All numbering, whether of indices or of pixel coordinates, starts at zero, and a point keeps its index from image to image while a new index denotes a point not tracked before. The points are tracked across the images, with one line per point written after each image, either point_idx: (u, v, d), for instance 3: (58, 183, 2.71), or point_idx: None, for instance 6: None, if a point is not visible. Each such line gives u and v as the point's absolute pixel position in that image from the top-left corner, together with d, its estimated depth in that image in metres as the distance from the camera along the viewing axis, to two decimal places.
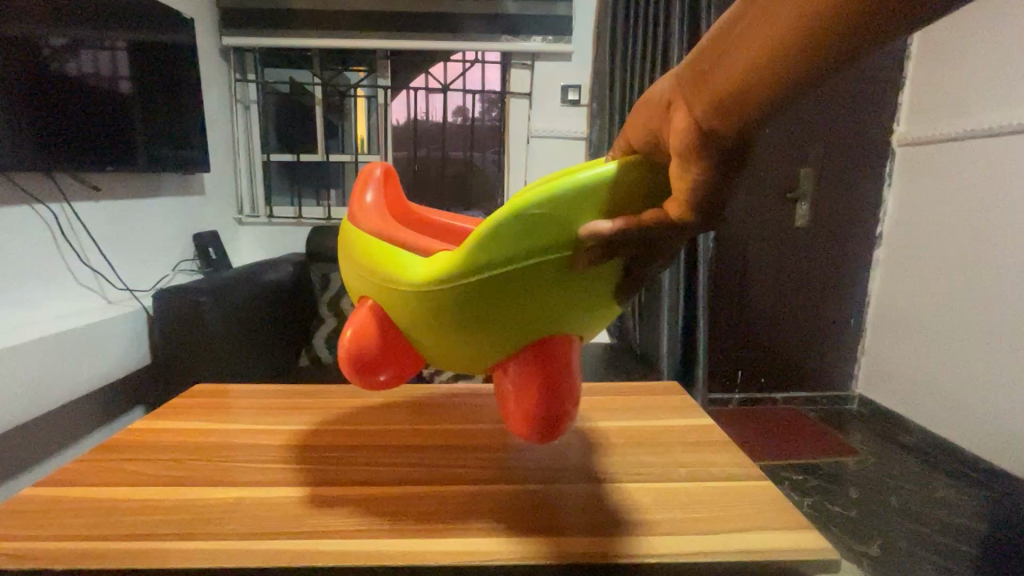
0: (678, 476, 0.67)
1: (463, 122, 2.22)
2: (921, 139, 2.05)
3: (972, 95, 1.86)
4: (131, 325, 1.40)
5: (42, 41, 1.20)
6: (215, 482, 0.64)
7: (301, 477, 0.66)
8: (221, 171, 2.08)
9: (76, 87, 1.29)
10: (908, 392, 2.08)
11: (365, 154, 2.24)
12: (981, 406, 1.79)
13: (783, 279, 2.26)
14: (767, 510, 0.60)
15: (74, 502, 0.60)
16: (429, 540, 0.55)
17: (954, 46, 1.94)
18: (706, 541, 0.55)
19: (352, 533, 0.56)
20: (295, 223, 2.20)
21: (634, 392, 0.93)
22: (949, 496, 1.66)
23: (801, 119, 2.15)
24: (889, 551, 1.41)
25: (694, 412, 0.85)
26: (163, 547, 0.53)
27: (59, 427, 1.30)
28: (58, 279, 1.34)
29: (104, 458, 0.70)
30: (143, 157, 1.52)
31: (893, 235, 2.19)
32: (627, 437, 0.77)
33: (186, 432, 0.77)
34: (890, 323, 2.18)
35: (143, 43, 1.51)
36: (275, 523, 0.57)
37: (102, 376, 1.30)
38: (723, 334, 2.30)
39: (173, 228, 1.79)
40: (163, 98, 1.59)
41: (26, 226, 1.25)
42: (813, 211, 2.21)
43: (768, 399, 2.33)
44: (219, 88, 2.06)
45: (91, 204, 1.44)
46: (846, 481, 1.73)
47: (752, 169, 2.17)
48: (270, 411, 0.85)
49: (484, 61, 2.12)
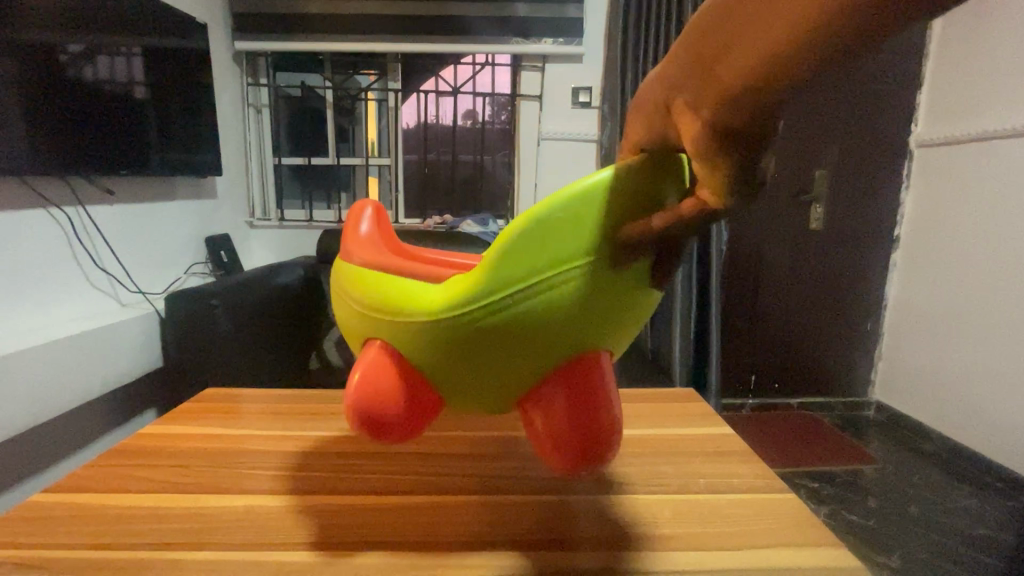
0: (699, 487, 0.65)
1: (473, 125, 2.20)
2: (939, 141, 2.01)
3: (992, 95, 1.82)
4: (143, 328, 1.40)
5: (61, 48, 1.21)
6: (224, 490, 0.63)
7: (311, 485, 0.64)
8: (233, 174, 2.09)
9: (93, 93, 1.30)
10: (927, 399, 2.04)
11: (375, 157, 2.24)
12: (1004, 414, 1.74)
13: (799, 284, 2.23)
14: (793, 525, 0.58)
15: (84, 509, 0.59)
16: (441, 554, 0.53)
17: (973, 46, 1.90)
18: (732, 558, 0.52)
19: (361, 546, 0.54)
20: (306, 226, 2.20)
21: (650, 398, 0.91)
22: (971, 506, 1.61)
23: (816, 121, 2.12)
24: (911, 561, 1.38)
25: (712, 420, 0.82)
26: (171, 557, 0.52)
27: (71, 431, 1.30)
28: (72, 282, 1.34)
29: (113, 463, 0.69)
30: (157, 161, 1.52)
31: (910, 238, 2.15)
32: (645, 445, 0.75)
33: (195, 437, 0.76)
34: (908, 328, 2.14)
35: (158, 49, 1.52)
36: (284, 533, 0.56)
37: (112, 379, 1.30)
38: (737, 338, 2.27)
39: (185, 231, 1.80)
40: (176, 103, 1.60)
41: (41, 229, 1.26)
42: (829, 214, 2.17)
43: (783, 404, 2.29)
44: (232, 91, 2.06)
45: (105, 207, 1.44)
46: (864, 490, 1.69)
47: (765, 172, 2.14)
48: (279, 416, 0.84)
49: (494, 63, 2.11)
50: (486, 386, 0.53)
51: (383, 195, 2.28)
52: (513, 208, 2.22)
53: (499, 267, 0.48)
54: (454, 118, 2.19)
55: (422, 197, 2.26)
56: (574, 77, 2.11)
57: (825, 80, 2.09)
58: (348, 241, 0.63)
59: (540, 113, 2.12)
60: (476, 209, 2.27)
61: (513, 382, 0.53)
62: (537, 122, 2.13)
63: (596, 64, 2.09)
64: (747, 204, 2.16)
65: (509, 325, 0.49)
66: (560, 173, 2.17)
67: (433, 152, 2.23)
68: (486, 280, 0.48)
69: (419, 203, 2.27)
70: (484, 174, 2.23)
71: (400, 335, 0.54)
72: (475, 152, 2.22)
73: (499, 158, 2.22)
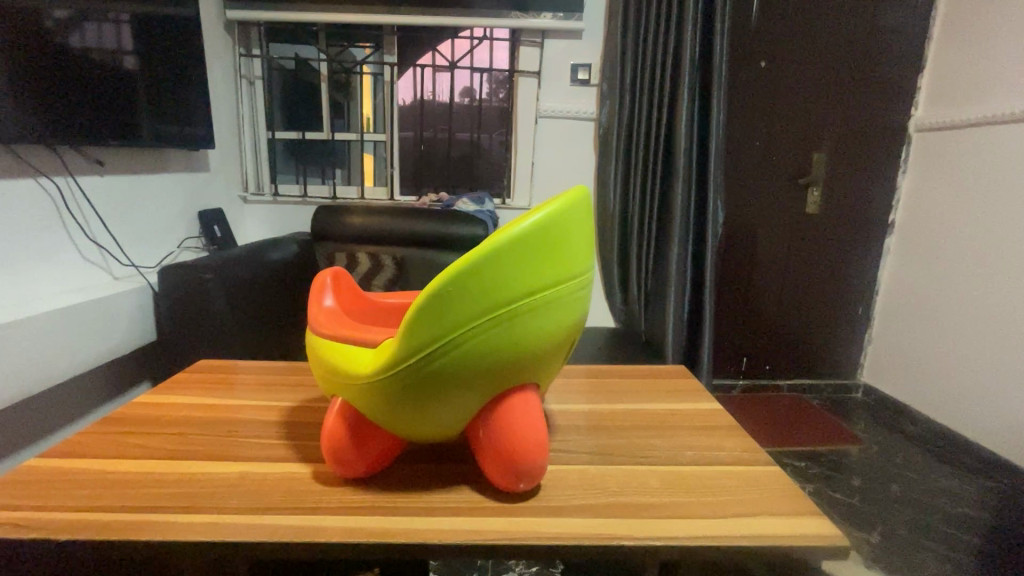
0: (685, 459, 0.66)
1: (471, 103, 2.17)
2: (938, 125, 2.00)
3: (993, 80, 1.81)
4: (136, 302, 1.40)
5: (46, 14, 1.18)
6: (218, 457, 0.64)
7: (303, 455, 0.66)
8: (226, 149, 2.06)
9: (80, 61, 1.26)
10: (913, 382, 2.08)
11: (371, 133, 2.21)
12: (992, 399, 1.76)
13: (793, 267, 2.24)
14: (777, 497, 0.59)
15: (79, 474, 0.60)
16: (432, 519, 0.54)
17: (977, 30, 1.87)
18: (714, 526, 0.54)
19: (354, 511, 0.55)
20: (300, 202, 2.18)
21: (641, 374, 0.92)
22: (952, 487, 1.65)
23: (817, 104, 2.10)
24: (891, 538, 1.41)
25: (698, 396, 0.84)
26: (166, 520, 0.53)
27: (65, 402, 1.30)
28: (63, 254, 1.33)
29: (109, 430, 0.70)
30: (148, 132, 1.49)
31: (905, 224, 2.16)
32: (634, 419, 0.76)
33: (190, 406, 0.77)
34: (899, 311, 2.16)
35: (146, 17, 1.47)
36: (278, 498, 0.57)
37: (106, 353, 1.30)
38: (730, 321, 2.29)
39: (178, 205, 1.78)
40: (166, 72, 1.56)
41: (30, 200, 1.24)
42: (826, 198, 2.17)
43: (773, 386, 2.33)
44: (223, 62, 2.01)
45: (95, 179, 1.42)
46: (849, 469, 1.73)
47: (763, 154, 2.14)
48: (274, 387, 0.84)
49: (492, 38, 2.06)
50: (473, 410, 0.60)
51: (378, 171, 2.26)
52: (509, 186, 2.20)
53: (423, 324, 0.55)
54: (452, 95, 2.16)
55: (418, 175, 2.25)
56: (575, 53, 2.07)
57: (827, 61, 2.07)
58: (309, 310, 0.68)
59: (539, 90, 2.09)
60: (473, 187, 2.26)
61: (451, 416, 0.60)
62: (536, 100, 2.10)
63: (596, 41, 2.06)
64: (743, 186, 2.16)
65: (489, 354, 0.57)
66: (558, 151, 2.15)
67: (429, 129, 2.20)
68: (414, 337, 0.55)
69: (415, 181, 2.25)
70: (481, 152, 2.21)
71: (386, 392, 0.58)
72: (472, 129, 2.19)
73: (496, 137, 2.19)
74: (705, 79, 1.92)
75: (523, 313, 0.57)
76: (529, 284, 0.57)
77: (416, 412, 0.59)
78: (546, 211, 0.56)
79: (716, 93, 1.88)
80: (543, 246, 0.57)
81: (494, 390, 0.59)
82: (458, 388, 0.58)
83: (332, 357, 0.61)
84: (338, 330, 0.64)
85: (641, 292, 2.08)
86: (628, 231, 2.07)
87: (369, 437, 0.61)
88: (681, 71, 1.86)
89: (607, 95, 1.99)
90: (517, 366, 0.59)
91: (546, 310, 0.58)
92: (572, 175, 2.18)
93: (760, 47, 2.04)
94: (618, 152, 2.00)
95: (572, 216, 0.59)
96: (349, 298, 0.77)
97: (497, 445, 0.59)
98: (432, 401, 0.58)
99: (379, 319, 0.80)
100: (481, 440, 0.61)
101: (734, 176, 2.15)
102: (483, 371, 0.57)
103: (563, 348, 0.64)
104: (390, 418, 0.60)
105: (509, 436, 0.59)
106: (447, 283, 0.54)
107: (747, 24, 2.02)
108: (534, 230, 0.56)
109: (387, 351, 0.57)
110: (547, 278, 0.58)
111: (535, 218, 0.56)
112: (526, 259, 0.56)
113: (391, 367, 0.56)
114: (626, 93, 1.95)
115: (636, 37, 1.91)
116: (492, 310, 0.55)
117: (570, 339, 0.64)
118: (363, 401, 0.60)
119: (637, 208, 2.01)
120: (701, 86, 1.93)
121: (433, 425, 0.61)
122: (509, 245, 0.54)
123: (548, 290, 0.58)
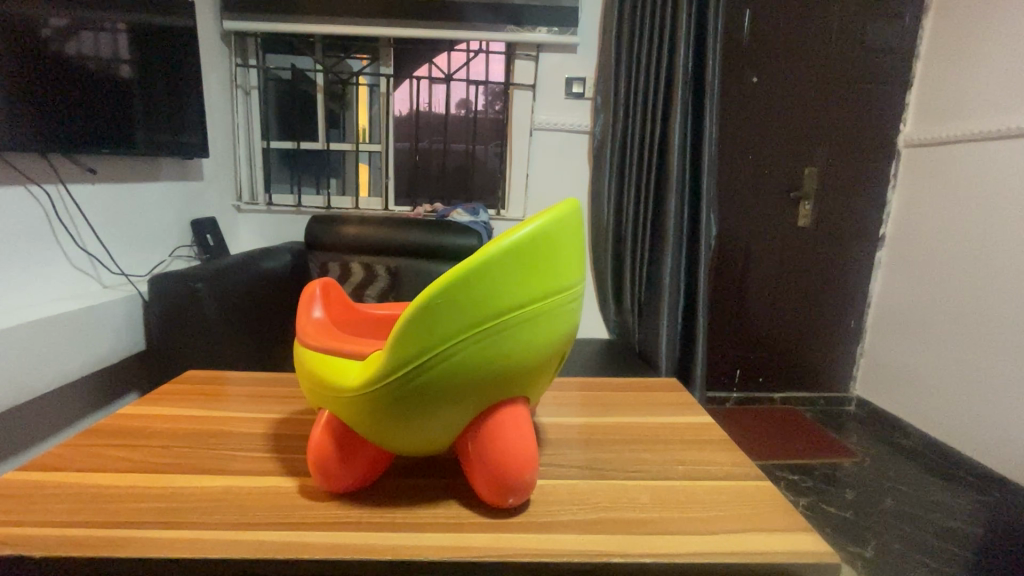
0: (677, 474, 0.66)
1: (467, 114, 2.18)
2: (926, 140, 2.03)
3: (979, 97, 1.84)
4: (126, 310, 1.38)
5: (42, 23, 1.17)
6: (204, 470, 0.63)
7: (288, 469, 0.65)
8: (220, 157, 2.06)
9: (74, 70, 1.26)
10: (905, 395, 2.08)
11: (365, 144, 2.21)
12: (985, 413, 1.76)
13: (787, 281, 2.25)
14: (769, 512, 0.59)
15: (60, 488, 0.59)
16: (422, 534, 0.54)
17: (965, 47, 1.90)
18: (704, 543, 0.53)
19: (343, 526, 0.55)
20: (294, 212, 2.18)
21: (633, 388, 0.92)
22: (945, 500, 1.65)
23: (809, 118, 2.13)
24: (884, 552, 1.41)
25: (689, 409, 0.83)
26: (147, 535, 0.52)
27: (51, 412, 1.28)
28: (53, 262, 1.32)
29: (91, 443, 0.68)
30: (143, 141, 1.49)
31: (895, 237, 2.18)
32: (626, 432, 0.76)
33: (177, 418, 0.76)
34: (890, 323, 2.17)
35: (142, 26, 1.47)
36: (264, 512, 0.56)
37: (92, 362, 1.28)
38: (723, 333, 2.29)
39: (171, 212, 1.77)
40: (161, 81, 1.56)
41: (21, 208, 1.23)
42: (817, 212, 2.20)
43: (766, 398, 2.33)
44: (220, 73, 2.02)
45: (88, 187, 1.42)
46: (842, 483, 1.72)
47: (755, 167, 2.16)
48: (263, 399, 0.83)
49: (488, 51, 2.09)
50: (460, 424, 0.60)
51: (374, 181, 2.26)
52: (503, 196, 2.22)
53: (412, 338, 0.54)
54: (447, 106, 2.17)
55: (412, 186, 2.25)
56: (570, 66, 2.09)
57: (817, 75, 2.10)
58: (298, 321, 0.68)
59: (534, 102, 2.10)
60: (468, 198, 2.27)
61: (439, 430, 0.60)
62: (531, 112, 2.11)
63: (590, 54, 2.08)
64: (735, 198, 2.18)
65: (476, 367, 0.56)
66: (552, 162, 2.16)
67: (425, 140, 2.21)
68: (402, 350, 0.55)
69: (409, 192, 2.25)
70: (476, 164, 2.23)
71: (374, 405, 0.57)
72: (468, 140, 2.21)
73: (491, 148, 2.21)
74: (698, 92, 1.94)
75: (512, 327, 0.57)
76: (519, 296, 0.56)
77: (404, 426, 0.58)
78: (539, 221, 0.56)
79: (709, 107, 1.89)
80: (533, 260, 0.57)
81: (483, 403, 0.59)
82: (448, 402, 0.57)
83: (319, 370, 0.61)
84: (325, 341, 0.63)
85: (634, 304, 2.09)
86: (622, 243, 2.08)
87: (356, 450, 0.60)
88: (675, 86, 1.88)
89: (602, 108, 2.01)
90: (505, 381, 0.58)
91: (536, 321, 0.58)
92: (567, 188, 2.18)
93: (751, 64, 2.07)
94: (612, 165, 2.01)
95: (565, 228, 0.59)
96: (340, 310, 0.76)
97: (491, 459, 0.58)
98: (419, 413, 0.58)
99: (369, 331, 0.79)
100: (473, 454, 0.60)
101: (725, 188, 2.17)
102: (471, 383, 0.57)
103: (552, 362, 0.63)
104: (377, 432, 0.59)
105: (498, 452, 0.58)
106: (437, 295, 0.54)
107: (738, 39, 2.05)
108: (526, 239, 0.55)
109: (376, 361, 0.57)
110: (537, 291, 0.58)
111: (527, 229, 0.56)
112: (516, 272, 0.56)
113: (378, 378, 0.56)
114: (621, 106, 1.96)
115: (629, 52, 1.93)
116: (483, 322, 0.55)
117: (562, 350, 0.64)
118: (350, 416, 0.59)
119: (631, 219, 2.02)
120: (695, 99, 1.95)
121: (418, 439, 0.60)
122: (501, 257, 0.54)
123: (540, 302, 0.58)
